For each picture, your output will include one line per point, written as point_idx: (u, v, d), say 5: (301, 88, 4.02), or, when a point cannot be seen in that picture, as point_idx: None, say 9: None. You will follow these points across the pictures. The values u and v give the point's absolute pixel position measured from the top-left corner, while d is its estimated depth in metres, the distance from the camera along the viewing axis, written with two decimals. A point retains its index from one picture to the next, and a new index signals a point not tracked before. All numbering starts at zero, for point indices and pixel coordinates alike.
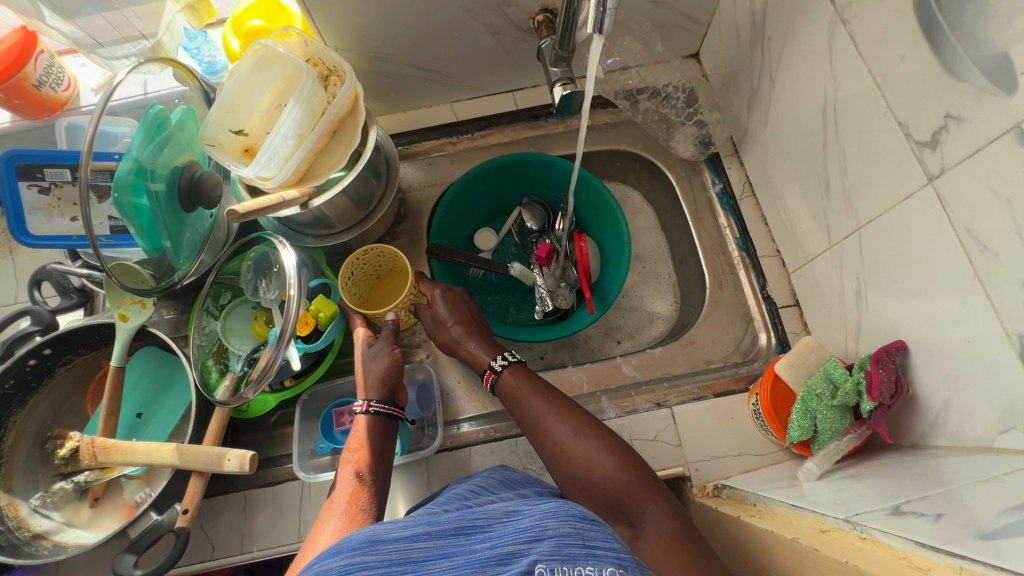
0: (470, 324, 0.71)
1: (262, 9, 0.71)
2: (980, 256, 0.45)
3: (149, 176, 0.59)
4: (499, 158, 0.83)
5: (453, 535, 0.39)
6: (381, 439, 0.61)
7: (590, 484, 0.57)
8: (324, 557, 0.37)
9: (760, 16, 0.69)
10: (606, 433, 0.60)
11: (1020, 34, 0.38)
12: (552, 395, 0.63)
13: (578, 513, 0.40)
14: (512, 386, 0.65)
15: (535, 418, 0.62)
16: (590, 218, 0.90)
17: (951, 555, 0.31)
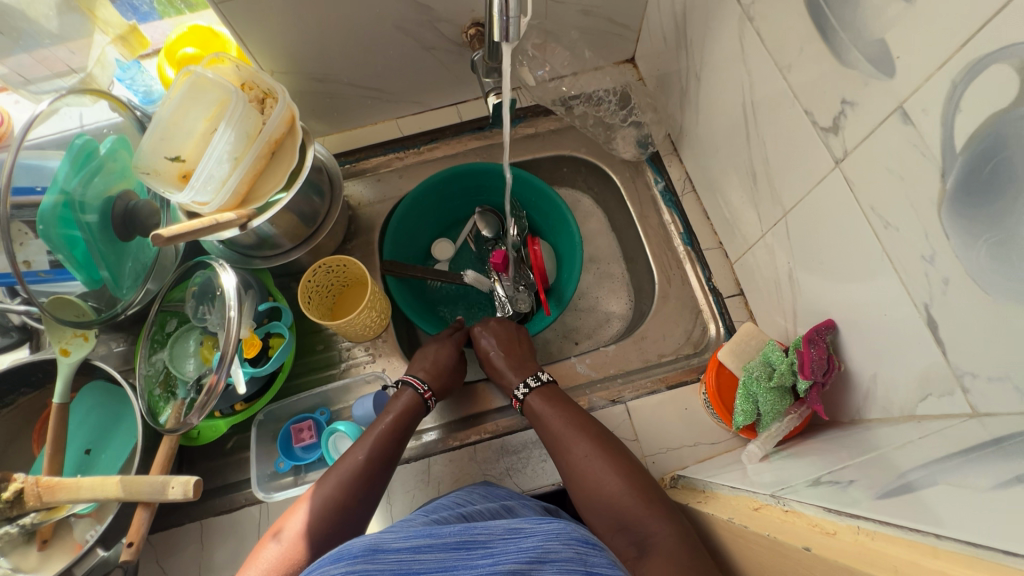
0: (505, 341, 0.75)
1: (195, 36, 0.72)
2: (885, 232, 0.47)
3: (79, 207, 0.60)
4: (444, 171, 0.85)
5: (456, 549, 0.36)
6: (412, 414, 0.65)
7: (602, 503, 0.55)
8: (324, 563, 0.34)
9: (681, 19, 0.72)
10: (625, 456, 0.58)
11: (891, 21, 0.41)
12: (577, 414, 0.63)
13: (581, 537, 0.39)
14: (537, 402, 0.65)
15: (555, 436, 0.62)
16: (542, 221, 0.92)
17: (852, 517, 0.32)
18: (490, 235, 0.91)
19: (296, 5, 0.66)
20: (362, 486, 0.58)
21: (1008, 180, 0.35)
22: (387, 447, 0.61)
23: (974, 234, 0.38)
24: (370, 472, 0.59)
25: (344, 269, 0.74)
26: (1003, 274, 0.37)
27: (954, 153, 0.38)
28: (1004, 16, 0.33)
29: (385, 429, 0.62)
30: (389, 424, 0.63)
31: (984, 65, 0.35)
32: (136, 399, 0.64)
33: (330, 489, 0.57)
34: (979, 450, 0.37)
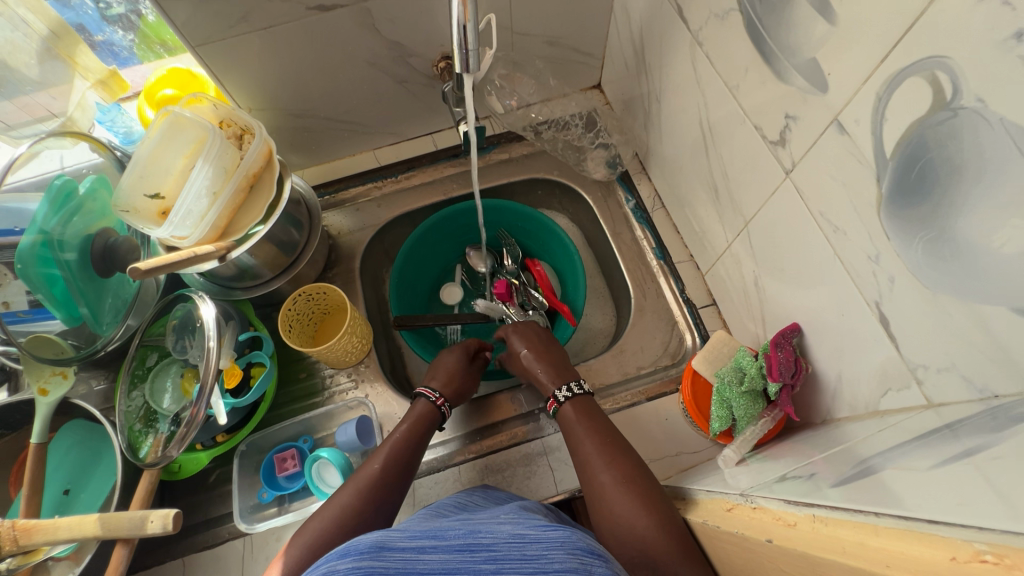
0: (537, 350, 0.74)
1: (174, 78, 0.75)
2: (835, 235, 0.49)
3: (58, 246, 0.61)
4: (432, 217, 0.89)
5: (460, 552, 0.36)
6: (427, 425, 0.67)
7: (623, 532, 0.51)
8: (330, 557, 0.35)
9: (639, 46, 0.76)
10: (655, 490, 0.54)
11: (819, 41, 0.44)
12: (609, 440, 0.60)
13: (585, 546, 0.38)
14: (572, 421, 0.64)
15: (585, 461, 0.59)
16: (534, 245, 0.96)
17: (808, 505, 0.34)
18: (487, 269, 0.95)
19: (271, 45, 0.69)
20: (380, 498, 0.58)
21: (938, 180, 0.37)
22: (405, 457, 0.62)
23: (909, 233, 0.41)
24: (389, 484, 0.59)
25: (325, 297, 0.76)
26: (939, 269, 0.39)
27: (884, 158, 0.41)
28: (913, 33, 0.36)
29: (402, 441, 0.63)
30: (405, 435, 0.64)
31: (901, 78, 0.38)
32: (116, 435, 0.64)
33: (344, 499, 0.57)
34: (931, 436, 0.38)
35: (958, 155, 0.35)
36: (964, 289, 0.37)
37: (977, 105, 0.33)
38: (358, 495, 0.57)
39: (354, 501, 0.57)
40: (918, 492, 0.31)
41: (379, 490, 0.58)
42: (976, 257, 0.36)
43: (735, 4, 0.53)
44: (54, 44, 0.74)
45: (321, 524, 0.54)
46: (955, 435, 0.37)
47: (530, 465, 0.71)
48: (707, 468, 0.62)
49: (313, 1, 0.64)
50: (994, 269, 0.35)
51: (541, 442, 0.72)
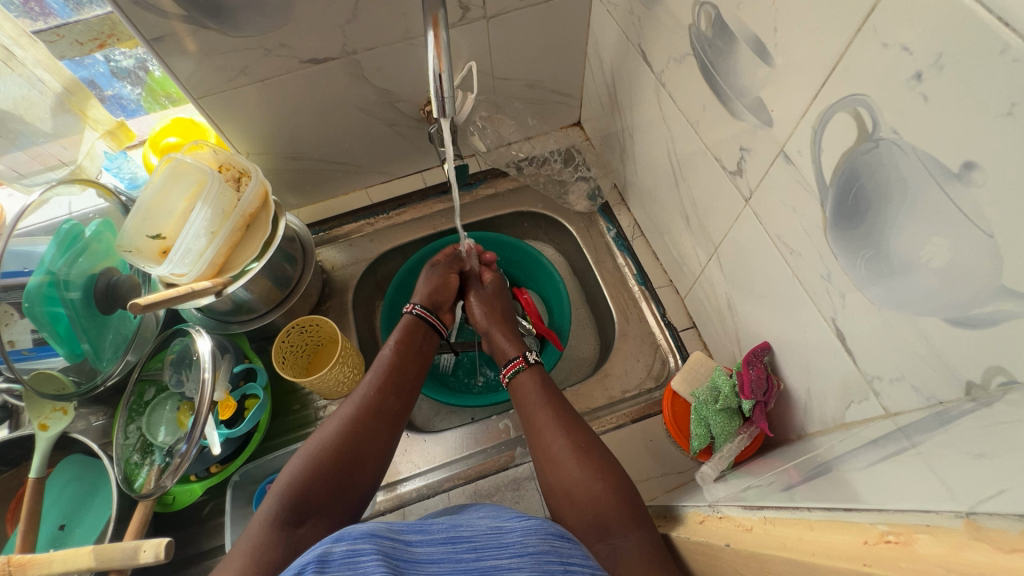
0: (494, 318, 0.79)
1: (178, 127, 0.80)
2: (791, 257, 0.53)
3: (63, 286, 0.65)
4: (420, 252, 0.93)
5: (444, 544, 0.38)
6: (419, 337, 0.72)
7: (578, 497, 0.54)
8: (325, 541, 0.34)
9: (612, 87, 0.82)
10: (605, 455, 0.57)
11: (761, 82, 0.49)
12: (563, 408, 0.62)
13: (557, 532, 0.40)
14: (528, 388, 0.66)
15: (538, 428, 0.61)
16: (521, 274, 0.99)
17: (763, 509, 0.36)
18: None
19: (267, 95, 0.74)
20: (380, 403, 0.62)
21: (871, 203, 0.41)
22: (399, 370, 0.66)
23: (854, 252, 0.44)
24: (387, 389, 0.63)
25: (318, 328, 0.79)
26: (881, 284, 0.42)
27: (825, 184, 0.45)
28: (835, 75, 0.40)
29: (395, 355, 0.68)
30: (396, 350, 0.68)
31: (830, 114, 0.42)
32: (113, 468, 0.66)
33: (347, 412, 0.60)
34: (883, 442, 0.41)
35: (881, 184, 0.39)
36: (904, 303, 0.40)
37: (894, 137, 0.37)
38: (359, 406, 0.60)
39: (357, 411, 0.60)
40: (862, 491, 0.33)
41: (377, 398, 0.62)
42: (910, 272, 0.39)
43: (689, 49, 0.58)
44: (67, 100, 0.80)
45: (324, 437, 0.57)
46: (903, 437, 0.39)
47: (518, 489, 0.72)
48: (690, 486, 0.64)
49: (306, 55, 0.70)
50: (925, 283, 0.38)
51: (529, 466, 0.73)
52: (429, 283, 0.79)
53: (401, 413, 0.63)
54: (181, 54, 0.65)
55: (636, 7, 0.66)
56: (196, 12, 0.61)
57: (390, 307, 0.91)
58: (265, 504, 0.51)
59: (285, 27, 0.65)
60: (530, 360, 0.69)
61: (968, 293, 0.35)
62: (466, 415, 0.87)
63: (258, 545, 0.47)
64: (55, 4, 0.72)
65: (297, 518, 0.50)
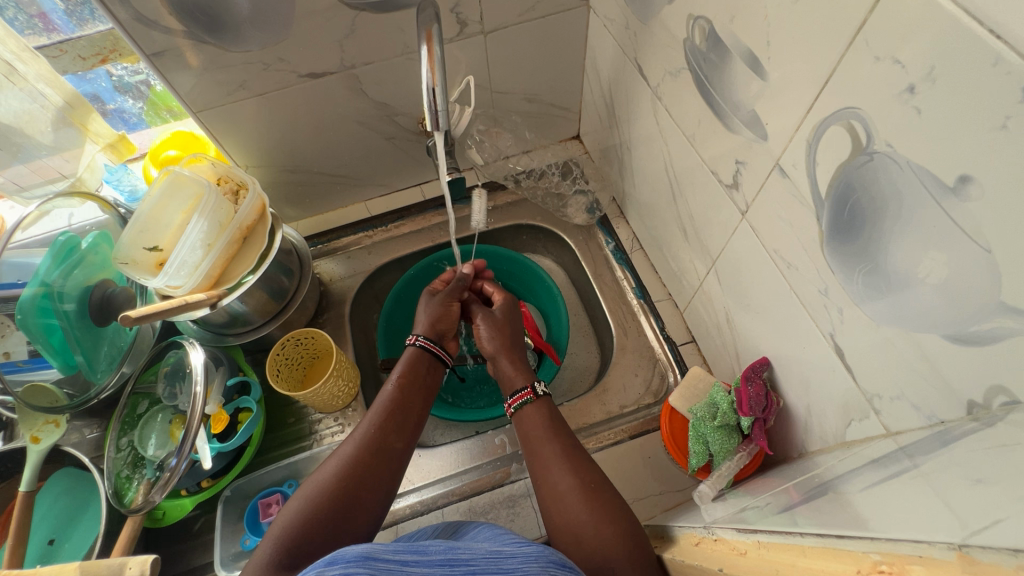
0: (502, 344, 0.74)
1: (178, 140, 0.81)
2: (788, 271, 0.52)
3: (58, 297, 0.65)
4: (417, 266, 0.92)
5: (440, 566, 0.37)
6: (424, 368, 0.70)
7: (586, 542, 0.50)
8: (317, 565, 0.34)
9: (609, 100, 0.82)
10: (615, 499, 0.54)
11: (755, 95, 0.48)
12: (571, 446, 0.59)
13: (557, 560, 0.40)
14: (536, 421, 0.62)
15: (545, 464, 0.58)
16: (520, 287, 0.98)
17: (757, 533, 0.34)
18: None
19: (267, 109, 0.75)
20: (381, 442, 0.60)
21: (867, 217, 0.40)
22: (403, 405, 0.64)
23: (851, 266, 0.43)
24: (389, 427, 0.62)
25: (313, 342, 0.78)
26: (880, 300, 0.41)
27: (821, 198, 0.44)
28: (827, 89, 0.40)
29: (397, 391, 0.65)
30: (399, 385, 0.66)
31: (824, 127, 0.41)
32: (103, 482, 0.66)
33: (347, 452, 0.58)
34: (884, 462, 0.39)
35: (878, 198, 0.38)
36: (902, 318, 0.39)
37: (888, 150, 0.36)
38: (359, 445, 0.59)
39: (359, 451, 0.58)
40: (859, 513, 0.31)
41: (378, 436, 0.60)
42: (907, 287, 0.38)
43: (685, 63, 0.58)
44: (68, 114, 0.81)
45: (322, 477, 0.56)
46: (904, 458, 0.38)
47: (513, 506, 0.71)
48: (688, 505, 0.62)
49: (304, 70, 0.71)
50: (924, 300, 0.37)
51: (524, 483, 0.72)
52: (429, 310, 0.76)
53: (404, 451, 0.62)
54: (182, 69, 0.65)
55: (632, 22, 0.67)
56: (195, 28, 0.62)
57: (387, 320, 0.91)
58: (260, 551, 0.51)
59: (284, 42, 0.66)
60: (538, 393, 0.65)
61: (967, 308, 0.34)
62: (471, 428, 0.86)
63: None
64: (59, 19, 0.74)
65: (291, 562, 0.49)
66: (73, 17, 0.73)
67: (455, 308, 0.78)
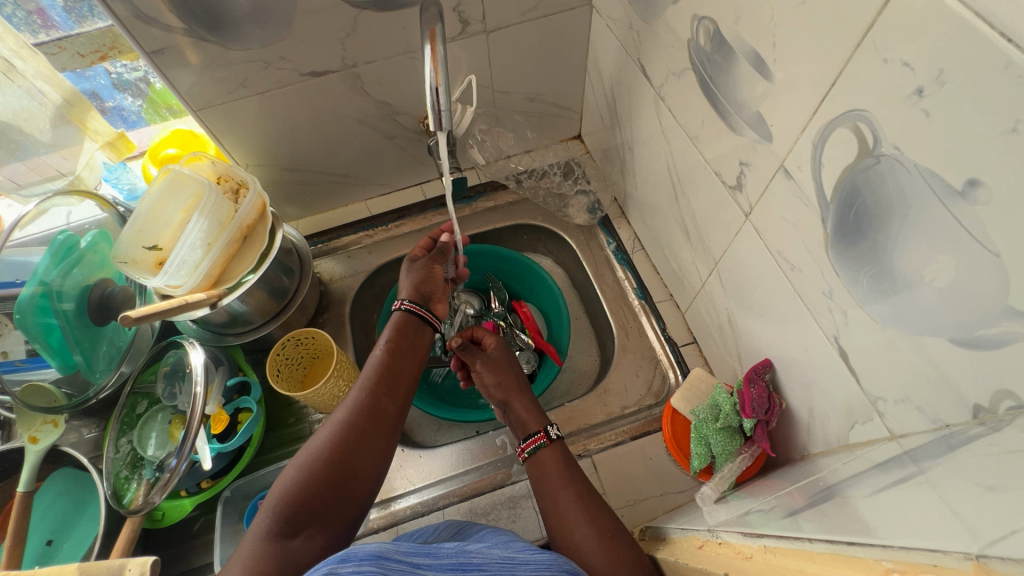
0: (511, 385, 0.72)
1: (177, 138, 0.81)
2: (792, 273, 0.52)
3: (57, 296, 0.64)
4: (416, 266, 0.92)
5: (452, 570, 0.37)
6: (412, 335, 0.70)
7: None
8: (328, 561, 0.33)
9: (612, 100, 0.81)
10: (634, 549, 0.53)
11: (760, 96, 0.48)
12: (586, 492, 0.59)
13: (569, 569, 0.40)
14: (550, 467, 0.62)
15: (560, 513, 0.57)
16: (520, 287, 0.98)
17: (762, 537, 0.34)
18: (475, 311, 0.91)
19: (267, 107, 0.74)
20: (373, 407, 0.60)
21: (873, 220, 0.40)
22: (393, 370, 0.64)
23: (856, 269, 0.43)
24: (381, 392, 0.62)
25: (313, 341, 0.78)
26: (885, 302, 0.41)
27: (826, 200, 0.44)
28: (833, 91, 0.40)
29: (387, 357, 0.65)
30: (388, 350, 0.66)
31: (830, 129, 0.41)
32: (102, 482, 0.65)
33: (339, 418, 0.58)
34: (889, 466, 0.39)
35: (884, 200, 0.38)
36: (906, 321, 0.39)
37: (896, 153, 0.36)
38: (351, 410, 0.59)
39: (350, 416, 0.58)
40: (865, 518, 0.31)
41: (370, 401, 0.60)
42: (913, 290, 0.38)
43: (689, 64, 0.58)
44: (67, 111, 0.80)
45: (316, 442, 0.56)
46: (909, 462, 0.38)
47: (514, 507, 0.70)
48: (689, 507, 0.62)
49: (305, 69, 0.70)
50: (930, 303, 0.37)
51: (525, 484, 0.72)
52: (413, 275, 0.76)
53: (396, 415, 0.62)
54: (182, 66, 0.65)
55: (636, 22, 0.66)
56: (196, 25, 0.61)
57: (388, 320, 0.91)
58: (257, 520, 0.50)
59: (286, 40, 0.66)
60: (552, 436, 0.65)
61: (974, 312, 0.34)
62: (471, 428, 0.85)
63: (253, 556, 0.47)
64: (57, 16, 0.72)
65: (291, 529, 0.49)
66: (71, 13, 0.71)
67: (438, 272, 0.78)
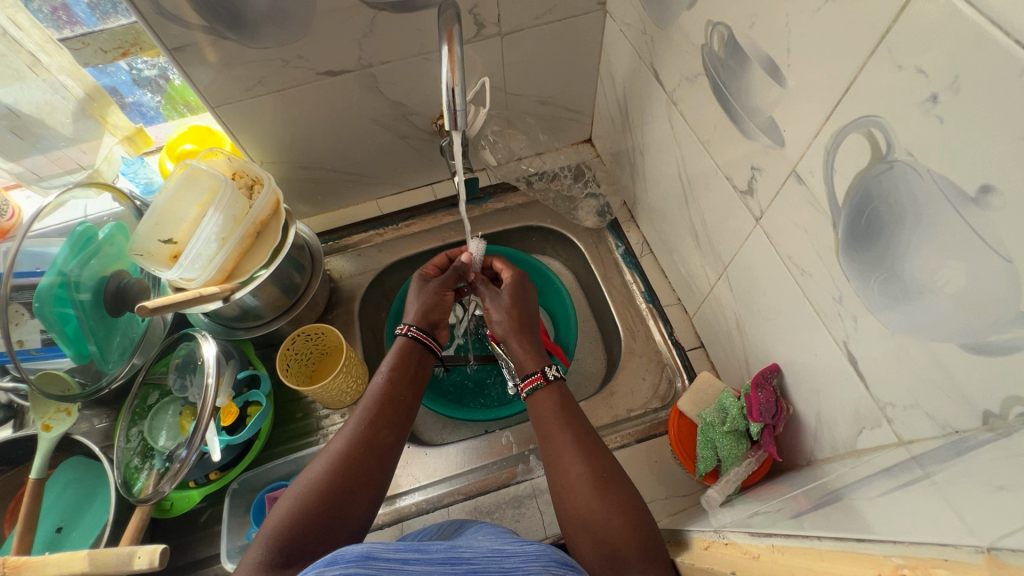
0: (510, 326, 0.73)
1: (194, 134, 0.82)
2: (802, 278, 0.52)
3: (74, 287, 0.65)
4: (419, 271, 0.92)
5: (442, 564, 0.37)
6: (415, 360, 0.69)
7: (596, 530, 0.51)
8: (317, 565, 0.35)
9: (624, 105, 0.82)
10: (625, 488, 0.54)
11: (774, 101, 0.48)
12: (584, 434, 0.59)
13: (559, 560, 0.40)
14: (546, 408, 0.62)
15: (555, 453, 0.58)
16: None
17: (769, 537, 0.34)
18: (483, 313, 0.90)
19: (284, 105, 0.75)
20: (371, 436, 0.59)
21: (885, 225, 0.40)
22: (393, 398, 0.63)
23: (867, 274, 0.43)
24: (380, 422, 0.61)
25: (323, 337, 0.79)
26: (894, 309, 0.41)
27: (838, 206, 0.44)
28: (847, 98, 0.40)
29: (388, 383, 0.64)
30: (390, 378, 0.65)
31: (844, 134, 0.41)
32: (112, 471, 0.66)
33: (337, 448, 0.58)
34: (896, 470, 0.39)
35: (897, 208, 0.38)
36: (917, 327, 0.40)
37: (909, 158, 0.36)
38: (349, 442, 0.58)
39: (348, 447, 0.58)
40: (872, 518, 0.32)
41: (368, 432, 0.59)
42: (924, 297, 0.38)
43: (702, 68, 0.59)
44: (89, 106, 0.82)
45: (313, 474, 0.55)
46: (916, 467, 0.38)
47: (519, 507, 0.71)
48: (694, 510, 0.62)
49: (322, 68, 0.71)
50: (942, 308, 0.37)
51: (530, 484, 0.72)
52: (423, 300, 0.75)
53: (395, 445, 0.61)
54: (200, 63, 0.66)
55: (650, 27, 0.67)
56: (216, 23, 0.62)
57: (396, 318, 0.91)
58: (253, 552, 0.50)
59: (304, 39, 0.67)
60: (549, 377, 0.64)
61: (986, 318, 0.34)
62: (478, 427, 0.86)
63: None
64: (81, 13, 0.73)
65: (284, 561, 0.49)
66: (95, 10, 0.73)
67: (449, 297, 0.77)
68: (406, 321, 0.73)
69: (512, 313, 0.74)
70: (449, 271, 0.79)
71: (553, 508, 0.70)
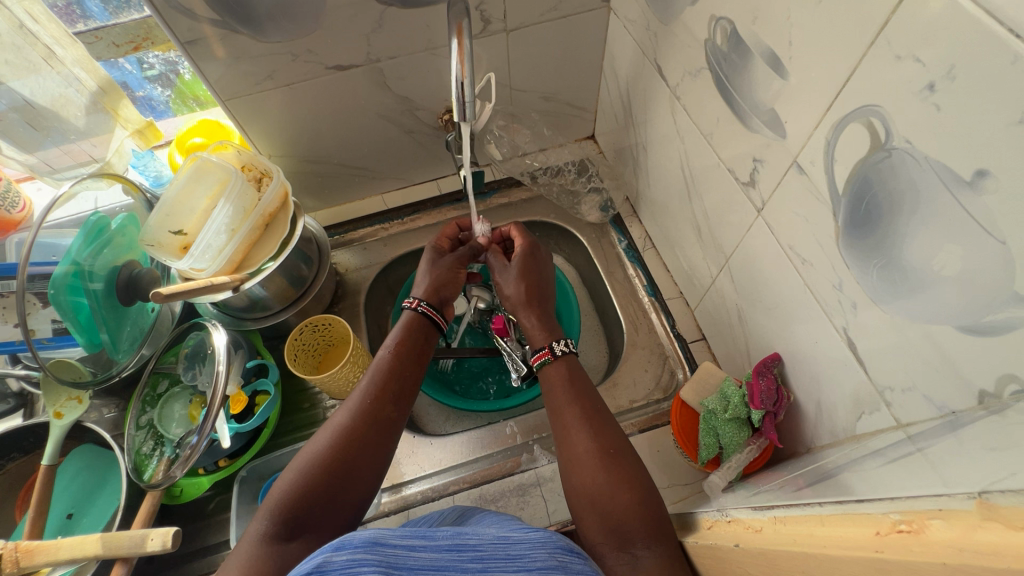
0: (520, 301, 0.73)
1: (204, 128, 0.83)
2: (803, 266, 0.53)
3: (88, 276, 0.66)
4: None
5: (448, 551, 0.38)
6: (420, 337, 0.70)
7: (603, 505, 0.51)
8: (324, 549, 0.35)
9: (627, 100, 0.83)
10: (632, 464, 0.54)
11: (776, 93, 0.50)
12: (593, 409, 0.60)
13: (565, 546, 0.41)
14: (557, 379, 0.63)
15: (565, 425, 0.59)
16: None
17: (771, 510, 0.35)
18: (486, 306, 0.91)
19: (293, 99, 0.76)
20: (376, 412, 0.60)
21: (883, 211, 0.41)
22: (399, 373, 0.64)
23: (866, 261, 0.44)
24: (386, 398, 0.61)
25: (330, 328, 0.80)
26: (892, 297, 0.42)
27: (838, 194, 0.45)
28: (846, 91, 0.42)
29: (393, 360, 0.65)
30: (394, 355, 0.65)
31: (844, 124, 0.43)
32: (124, 457, 0.68)
33: (340, 422, 0.58)
34: (894, 449, 0.41)
35: (896, 192, 0.40)
36: (913, 311, 0.41)
37: (907, 146, 0.38)
38: (354, 416, 0.59)
39: (351, 421, 0.58)
40: (871, 487, 0.33)
41: (374, 406, 0.60)
42: (919, 281, 0.40)
43: (705, 63, 0.60)
44: (101, 99, 0.83)
45: (317, 448, 0.56)
46: (914, 445, 0.39)
47: (523, 495, 0.72)
48: (696, 497, 0.64)
49: (331, 62, 0.72)
50: (937, 292, 0.38)
51: (534, 473, 0.73)
52: (435, 275, 0.76)
53: (398, 421, 0.61)
54: (211, 58, 0.67)
55: (653, 23, 0.68)
56: (228, 18, 0.63)
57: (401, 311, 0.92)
58: (256, 523, 0.51)
59: (313, 34, 0.68)
60: (556, 352, 0.65)
61: (981, 299, 0.35)
62: (482, 418, 0.87)
63: (255, 558, 0.48)
64: (94, 7, 0.75)
65: (288, 533, 0.50)
66: (107, 5, 0.75)
67: (461, 275, 0.79)
68: (416, 295, 0.74)
69: (523, 286, 0.75)
70: (462, 250, 0.81)
71: (557, 497, 0.71)
